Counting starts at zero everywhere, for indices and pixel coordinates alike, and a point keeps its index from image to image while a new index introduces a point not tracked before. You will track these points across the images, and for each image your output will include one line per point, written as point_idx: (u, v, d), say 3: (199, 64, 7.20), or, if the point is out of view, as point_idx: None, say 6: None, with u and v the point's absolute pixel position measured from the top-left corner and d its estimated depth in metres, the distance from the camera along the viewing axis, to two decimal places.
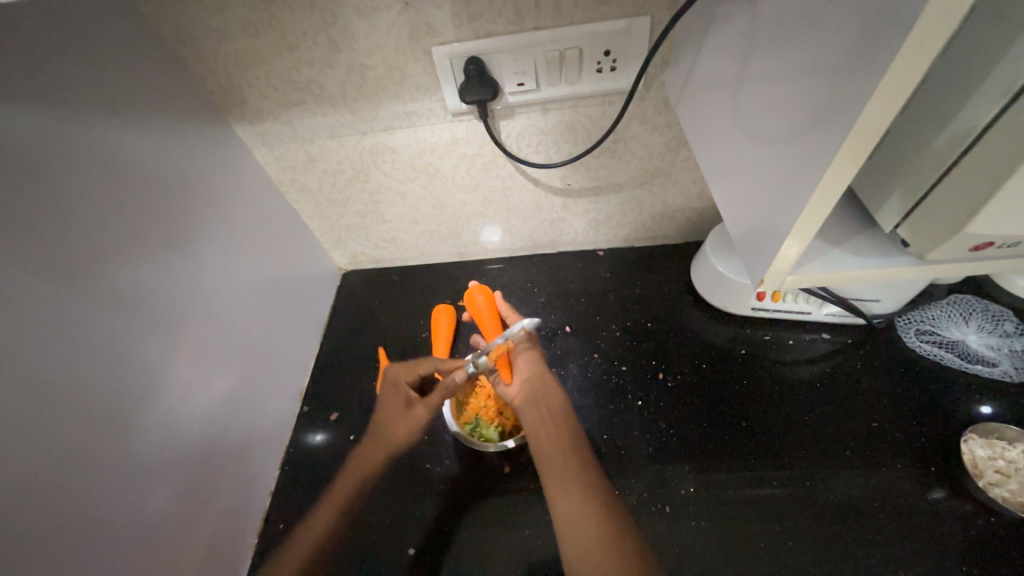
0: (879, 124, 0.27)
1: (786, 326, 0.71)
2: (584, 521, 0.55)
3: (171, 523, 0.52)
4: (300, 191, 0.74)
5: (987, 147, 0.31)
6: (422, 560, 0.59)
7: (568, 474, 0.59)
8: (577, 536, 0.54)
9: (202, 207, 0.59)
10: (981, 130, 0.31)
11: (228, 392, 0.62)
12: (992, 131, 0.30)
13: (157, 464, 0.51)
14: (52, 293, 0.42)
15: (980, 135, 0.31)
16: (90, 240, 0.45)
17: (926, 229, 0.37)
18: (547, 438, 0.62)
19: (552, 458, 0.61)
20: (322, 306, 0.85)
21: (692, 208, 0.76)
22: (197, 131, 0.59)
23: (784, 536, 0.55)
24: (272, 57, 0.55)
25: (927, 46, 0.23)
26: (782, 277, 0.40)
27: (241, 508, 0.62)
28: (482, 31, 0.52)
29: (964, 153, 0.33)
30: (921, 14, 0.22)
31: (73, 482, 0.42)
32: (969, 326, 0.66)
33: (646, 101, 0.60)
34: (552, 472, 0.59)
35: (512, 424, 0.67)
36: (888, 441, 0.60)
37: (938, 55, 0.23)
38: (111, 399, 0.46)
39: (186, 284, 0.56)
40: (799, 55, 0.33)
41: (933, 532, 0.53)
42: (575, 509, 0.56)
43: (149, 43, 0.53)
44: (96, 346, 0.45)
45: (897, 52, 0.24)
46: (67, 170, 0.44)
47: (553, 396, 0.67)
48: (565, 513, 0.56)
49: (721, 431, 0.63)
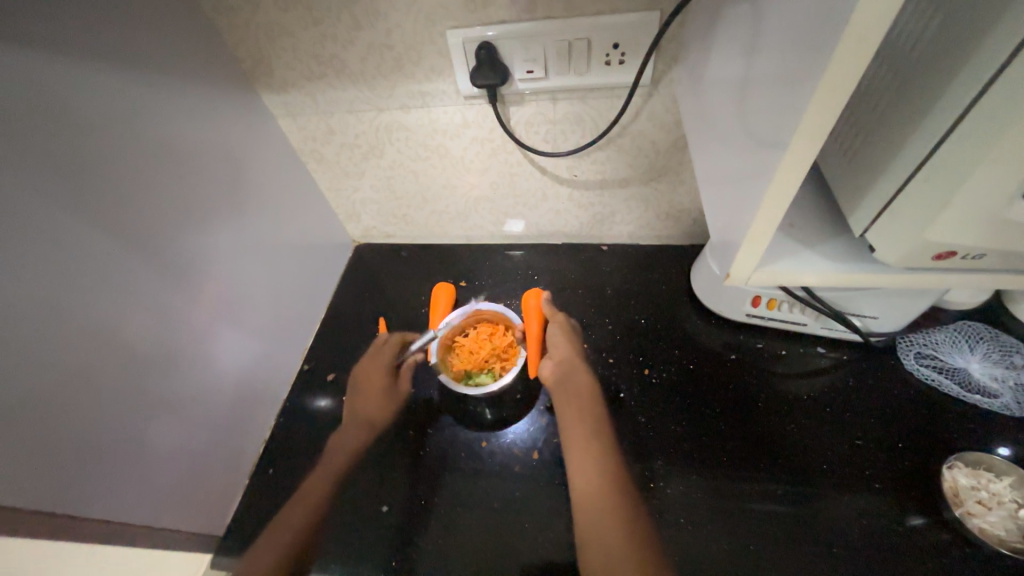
0: (824, 118, 0.28)
1: (782, 336, 0.70)
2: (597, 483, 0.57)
3: (173, 451, 0.57)
4: (319, 162, 0.78)
5: (937, 164, 0.31)
6: (394, 518, 0.62)
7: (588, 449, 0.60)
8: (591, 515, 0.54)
9: (225, 168, 0.63)
10: (934, 145, 0.31)
11: (237, 341, 0.67)
12: (944, 145, 0.31)
13: (165, 397, 0.56)
14: (81, 230, 0.47)
15: (930, 150, 0.32)
16: (115, 188, 0.49)
17: (892, 235, 0.37)
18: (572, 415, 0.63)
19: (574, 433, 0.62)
20: (333, 274, 0.89)
21: (699, 209, 0.75)
22: (226, 97, 0.63)
23: (744, 541, 0.56)
24: (299, 31, 0.59)
25: (862, 47, 0.24)
26: (746, 276, 0.40)
27: (238, 449, 0.68)
28: (495, 17, 0.54)
29: (914, 173, 0.33)
30: (852, 12, 0.24)
31: (88, 399, 0.47)
32: (974, 354, 0.63)
33: (654, 98, 0.60)
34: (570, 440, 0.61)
35: (500, 366, 0.68)
36: (869, 461, 0.58)
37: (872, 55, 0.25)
38: (128, 332, 0.51)
39: (203, 235, 0.60)
40: (790, 54, 0.33)
41: (902, 556, 0.53)
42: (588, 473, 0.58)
43: (188, 11, 0.57)
44: (110, 285, 0.49)
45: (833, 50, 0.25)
46: (100, 120, 0.48)
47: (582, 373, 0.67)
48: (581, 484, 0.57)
49: (698, 432, 0.63)
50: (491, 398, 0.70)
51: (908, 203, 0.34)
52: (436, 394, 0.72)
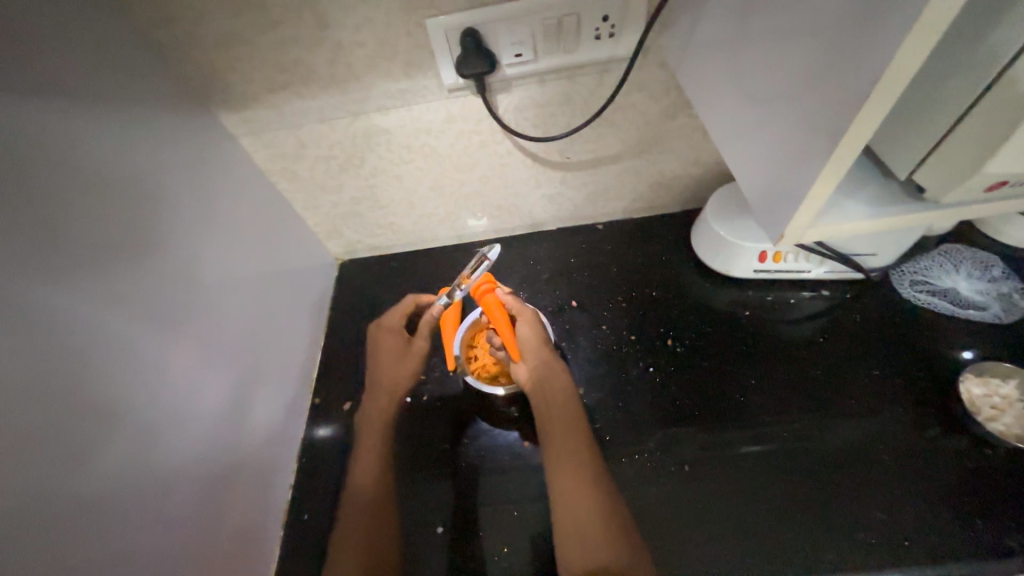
0: (880, 68, 0.28)
1: (786, 286, 0.73)
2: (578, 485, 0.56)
3: (194, 521, 0.52)
4: (291, 180, 0.72)
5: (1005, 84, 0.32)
6: (452, 536, 0.60)
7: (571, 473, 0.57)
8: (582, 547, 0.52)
9: (191, 200, 0.57)
10: (1002, 67, 0.32)
11: (238, 387, 0.61)
12: (1012, 68, 0.31)
13: (174, 465, 0.50)
14: (52, 294, 0.41)
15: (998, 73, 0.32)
16: (78, 242, 0.43)
17: (940, 176, 0.39)
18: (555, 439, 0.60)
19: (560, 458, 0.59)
20: (322, 298, 0.84)
21: (689, 175, 0.76)
22: (180, 121, 0.56)
23: (794, 484, 0.58)
24: (257, 37, 0.53)
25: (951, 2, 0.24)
26: (801, 233, 0.41)
27: (260, 501, 0.62)
28: (476, 0, 0.51)
29: (975, 102, 0.34)
30: None
31: (96, 484, 0.42)
32: (960, 273, 0.68)
33: (643, 68, 0.59)
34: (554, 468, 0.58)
35: None
36: (888, 386, 0.62)
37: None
38: (121, 403, 0.45)
39: (181, 278, 0.54)
40: (806, 6, 0.33)
41: (935, 467, 0.57)
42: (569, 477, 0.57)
43: (122, 28, 0.50)
44: (94, 351, 0.44)
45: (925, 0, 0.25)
46: (43, 166, 0.41)
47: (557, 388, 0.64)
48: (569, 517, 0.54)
49: (730, 391, 0.65)
50: (519, 395, 0.68)
51: (974, 129, 0.35)
52: (465, 403, 0.69)
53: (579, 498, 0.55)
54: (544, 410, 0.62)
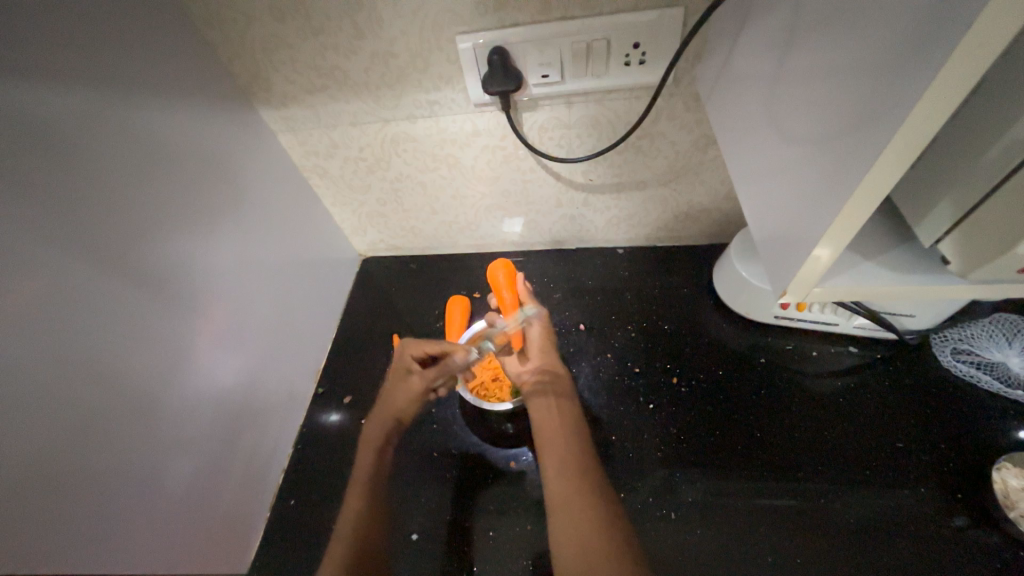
0: (900, 125, 0.26)
1: (811, 337, 0.68)
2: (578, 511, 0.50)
3: (188, 491, 0.55)
4: (322, 177, 0.75)
5: None
6: (427, 545, 0.60)
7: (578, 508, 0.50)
8: None
9: (224, 189, 0.60)
10: None
11: (249, 369, 0.64)
12: None
13: (175, 435, 0.53)
14: (87, 268, 0.45)
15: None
16: (118, 222, 0.47)
17: (970, 249, 0.35)
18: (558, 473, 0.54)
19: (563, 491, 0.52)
20: (340, 291, 0.86)
21: (719, 209, 0.73)
22: (223, 114, 0.60)
23: (790, 552, 0.54)
24: (298, 42, 0.56)
25: (980, 57, 0.22)
26: (806, 288, 0.38)
27: (256, 481, 0.65)
28: (507, 20, 0.51)
29: (1007, 175, 0.31)
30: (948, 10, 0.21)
31: (102, 447, 0.46)
32: (1012, 348, 0.62)
33: (675, 97, 0.57)
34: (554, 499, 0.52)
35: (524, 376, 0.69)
36: (912, 462, 0.57)
37: (994, 60, 0.22)
38: (134, 372, 0.49)
39: (208, 260, 0.57)
40: (841, 51, 0.31)
41: (955, 560, 0.51)
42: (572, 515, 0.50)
43: (181, 26, 0.54)
44: (119, 323, 0.47)
45: (949, 56, 0.23)
46: (93, 147, 0.45)
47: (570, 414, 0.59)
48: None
49: (734, 440, 0.61)
50: (514, 411, 0.67)
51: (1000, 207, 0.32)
52: (460, 413, 0.70)
53: (583, 551, 0.47)
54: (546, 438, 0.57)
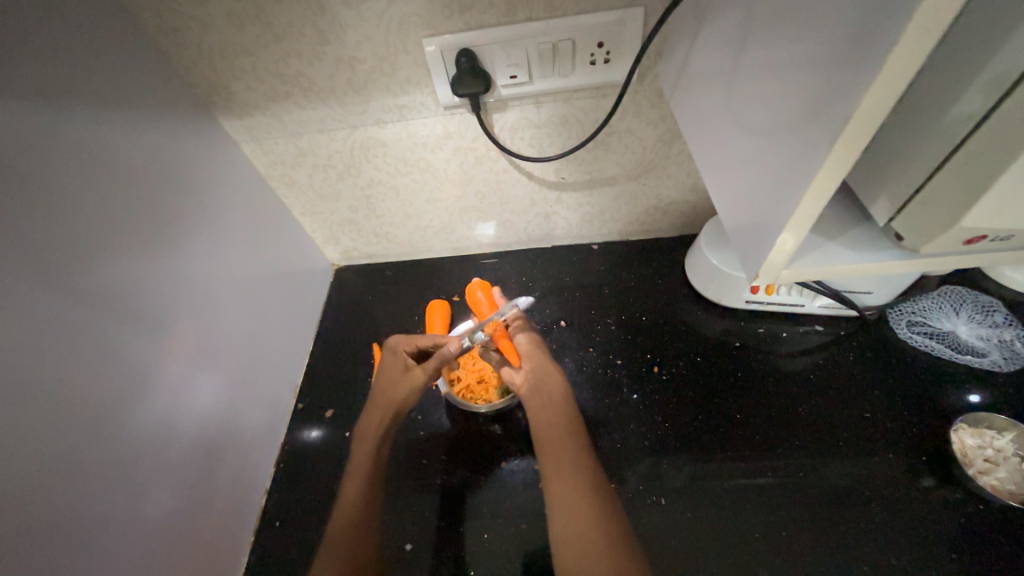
0: (852, 114, 0.27)
1: (780, 319, 0.71)
2: (576, 507, 0.54)
3: (169, 521, 0.53)
4: (289, 186, 0.73)
5: (978, 141, 0.31)
6: (421, 555, 0.59)
7: (562, 455, 0.58)
8: (569, 520, 0.53)
9: (190, 203, 0.58)
10: (977, 121, 0.31)
11: (224, 394, 0.62)
12: (981, 126, 0.31)
13: (152, 464, 0.51)
14: (42, 295, 0.42)
15: (974, 127, 0.31)
16: (75, 245, 0.44)
17: (919, 224, 0.38)
18: (548, 430, 0.61)
19: (549, 443, 0.60)
20: (315, 304, 0.84)
21: (686, 200, 0.76)
22: (182, 125, 0.57)
23: (776, 525, 0.56)
24: (258, 49, 0.54)
25: (921, 47, 0.24)
26: (775, 271, 0.40)
27: (239, 506, 0.63)
28: (473, 22, 0.52)
29: (955, 148, 0.33)
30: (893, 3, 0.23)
31: (74, 483, 0.43)
32: (959, 316, 0.66)
33: (640, 94, 0.59)
34: (547, 462, 0.58)
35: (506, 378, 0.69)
36: (878, 430, 0.60)
37: (932, 50, 0.24)
38: (105, 402, 0.46)
39: (175, 278, 0.55)
40: (793, 44, 0.33)
41: (924, 518, 0.54)
42: (568, 496, 0.55)
43: (130, 36, 0.51)
44: (84, 349, 0.45)
45: (892, 45, 0.24)
46: (43, 165, 0.42)
47: (557, 380, 0.64)
48: (563, 522, 0.53)
49: (715, 423, 0.63)
50: (502, 411, 0.68)
51: (947, 183, 0.34)
52: (447, 418, 0.69)
53: (572, 511, 0.53)
54: (538, 412, 0.62)
